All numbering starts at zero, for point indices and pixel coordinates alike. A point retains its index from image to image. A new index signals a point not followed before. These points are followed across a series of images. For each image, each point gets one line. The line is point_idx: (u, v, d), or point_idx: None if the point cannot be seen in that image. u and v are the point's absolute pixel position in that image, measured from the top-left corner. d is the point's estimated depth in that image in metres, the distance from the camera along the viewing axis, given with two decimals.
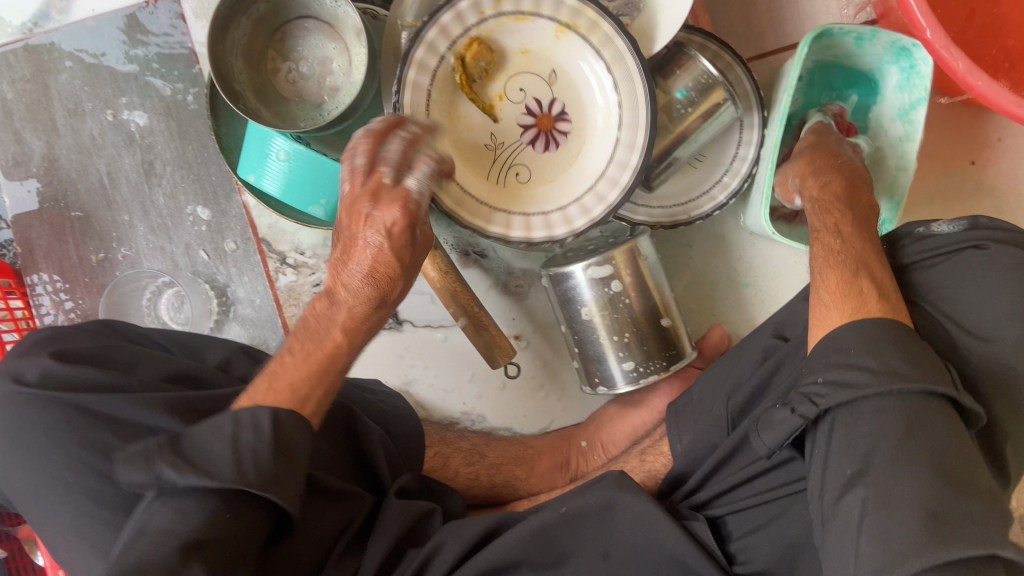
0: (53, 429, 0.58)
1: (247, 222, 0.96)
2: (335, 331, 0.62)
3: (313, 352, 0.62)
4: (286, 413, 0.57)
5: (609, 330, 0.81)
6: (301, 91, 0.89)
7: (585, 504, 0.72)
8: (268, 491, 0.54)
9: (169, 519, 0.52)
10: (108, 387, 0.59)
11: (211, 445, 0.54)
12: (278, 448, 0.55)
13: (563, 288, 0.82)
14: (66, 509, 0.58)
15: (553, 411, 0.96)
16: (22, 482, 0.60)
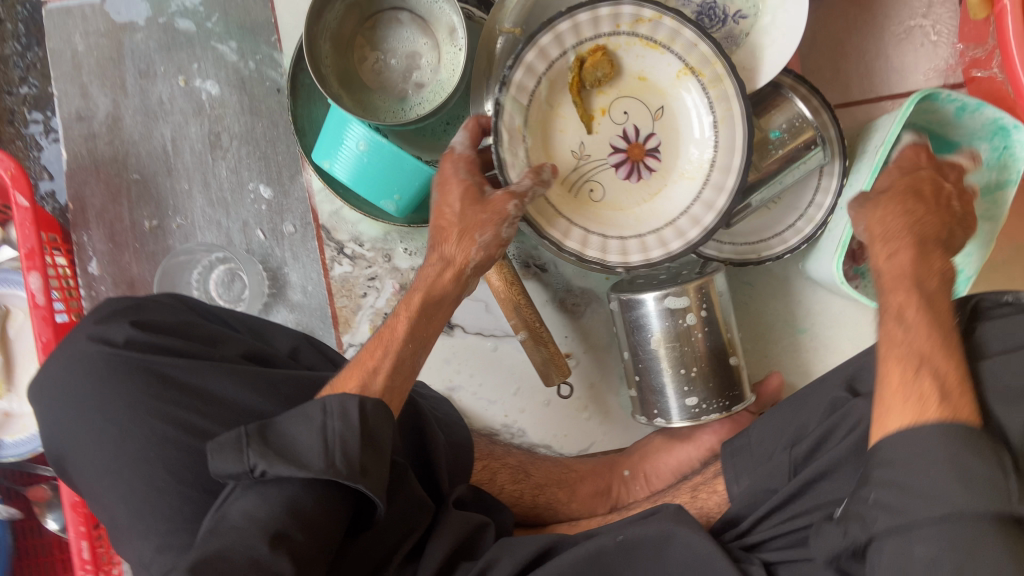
0: (124, 403, 0.60)
1: (308, 207, 0.94)
2: (405, 321, 0.65)
3: (389, 341, 0.64)
4: (372, 405, 0.56)
5: (675, 364, 0.83)
6: (385, 82, 0.88)
7: (641, 534, 0.71)
8: (360, 483, 0.53)
9: (252, 506, 0.53)
10: (181, 366, 0.61)
11: (302, 432, 0.54)
12: (365, 441, 0.54)
13: (632, 315, 0.83)
14: (128, 486, 0.58)
15: (594, 433, 0.96)
16: (86, 453, 0.61)
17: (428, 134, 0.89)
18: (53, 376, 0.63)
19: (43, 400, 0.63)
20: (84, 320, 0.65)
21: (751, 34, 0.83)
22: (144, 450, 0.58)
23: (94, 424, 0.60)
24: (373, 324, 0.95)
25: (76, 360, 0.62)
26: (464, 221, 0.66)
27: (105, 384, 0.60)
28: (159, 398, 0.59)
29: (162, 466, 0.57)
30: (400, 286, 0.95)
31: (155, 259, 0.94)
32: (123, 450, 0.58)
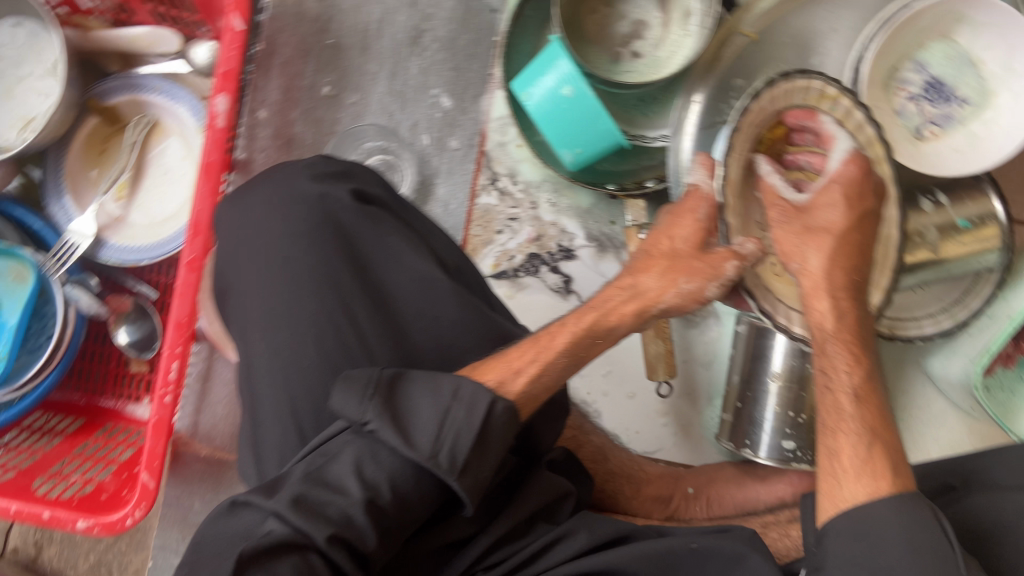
0: (308, 277, 0.60)
1: (479, 130, 0.95)
2: (569, 333, 0.61)
3: (544, 349, 0.59)
4: (502, 407, 0.55)
5: (787, 405, 0.85)
6: (605, 40, 0.88)
7: (717, 547, 0.69)
8: (455, 481, 0.52)
9: (345, 469, 0.54)
10: (377, 260, 0.62)
11: (425, 407, 0.54)
12: (479, 442, 0.53)
13: (759, 344, 0.86)
14: (277, 355, 0.60)
15: (664, 440, 0.96)
16: (249, 298, 0.62)
17: (620, 103, 0.89)
18: (250, 208, 0.63)
19: (233, 226, 0.63)
20: (299, 167, 0.63)
21: (969, 122, 0.83)
22: (309, 325, 0.60)
23: (271, 279, 0.61)
24: (497, 262, 0.95)
25: (280, 206, 0.62)
26: (675, 262, 0.62)
27: (300, 244, 0.61)
28: (341, 284, 0.60)
29: (319, 351, 0.59)
30: (536, 236, 0.95)
31: (319, 126, 0.94)
32: (291, 315, 0.60)
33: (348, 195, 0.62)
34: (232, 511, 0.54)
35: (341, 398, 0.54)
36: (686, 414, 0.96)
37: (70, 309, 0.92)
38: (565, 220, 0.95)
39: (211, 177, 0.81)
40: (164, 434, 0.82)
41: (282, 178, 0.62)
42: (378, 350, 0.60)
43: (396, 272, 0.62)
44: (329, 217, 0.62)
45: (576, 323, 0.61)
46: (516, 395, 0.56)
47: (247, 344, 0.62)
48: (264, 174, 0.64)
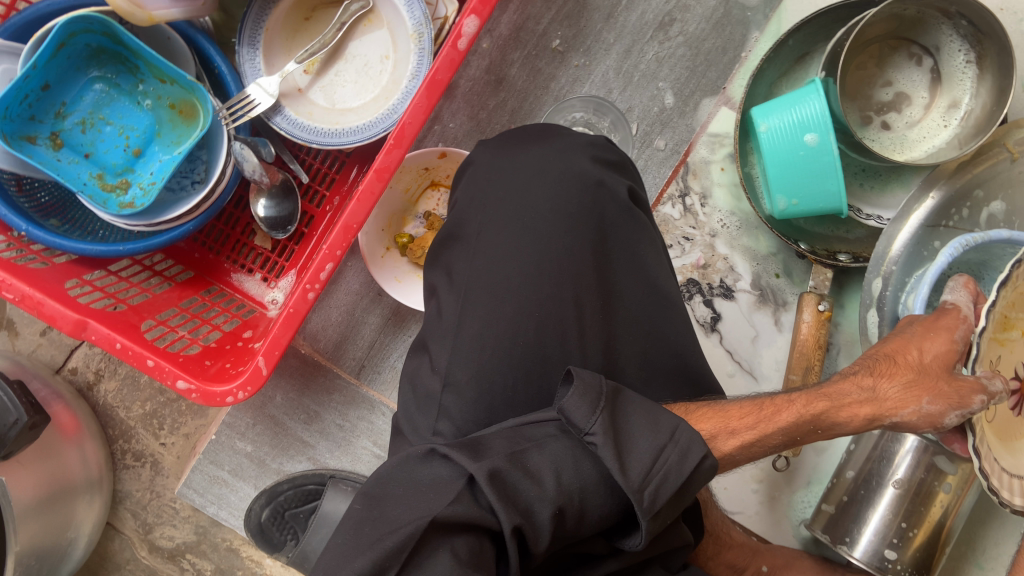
0: (557, 258, 0.60)
1: (689, 139, 0.91)
2: (796, 412, 0.62)
3: (767, 420, 0.61)
4: (710, 466, 0.56)
5: (900, 514, 0.81)
6: (862, 101, 0.84)
7: None
8: (645, 520, 0.54)
9: (546, 465, 0.55)
10: (624, 263, 0.63)
11: (643, 438, 0.56)
12: (677, 491, 0.55)
13: (886, 448, 0.84)
14: (497, 322, 0.59)
15: (748, 505, 0.94)
16: (483, 253, 0.61)
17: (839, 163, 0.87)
18: (523, 165, 0.62)
19: (497, 174, 0.63)
20: (583, 146, 0.64)
21: None
22: (540, 305, 0.59)
23: (519, 243, 0.60)
24: None
25: (556, 175, 0.62)
26: (922, 377, 0.61)
27: (562, 222, 0.60)
28: (586, 275, 0.60)
29: (540, 333, 0.60)
30: (703, 263, 0.92)
31: (536, 76, 0.90)
32: (526, 289, 0.60)
33: (623, 193, 0.63)
34: (427, 460, 0.56)
35: (573, 401, 0.56)
36: (777, 488, 0.94)
37: (229, 163, 0.88)
38: (737, 258, 0.92)
39: (431, 94, 0.77)
40: (293, 326, 0.80)
41: (569, 151, 0.63)
42: (593, 353, 0.61)
43: (631, 283, 0.63)
44: (598, 205, 0.62)
45: (806, 408, 0.62)
46: (723, 454, 0.59)
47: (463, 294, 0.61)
48: (543, 137, 0.65)
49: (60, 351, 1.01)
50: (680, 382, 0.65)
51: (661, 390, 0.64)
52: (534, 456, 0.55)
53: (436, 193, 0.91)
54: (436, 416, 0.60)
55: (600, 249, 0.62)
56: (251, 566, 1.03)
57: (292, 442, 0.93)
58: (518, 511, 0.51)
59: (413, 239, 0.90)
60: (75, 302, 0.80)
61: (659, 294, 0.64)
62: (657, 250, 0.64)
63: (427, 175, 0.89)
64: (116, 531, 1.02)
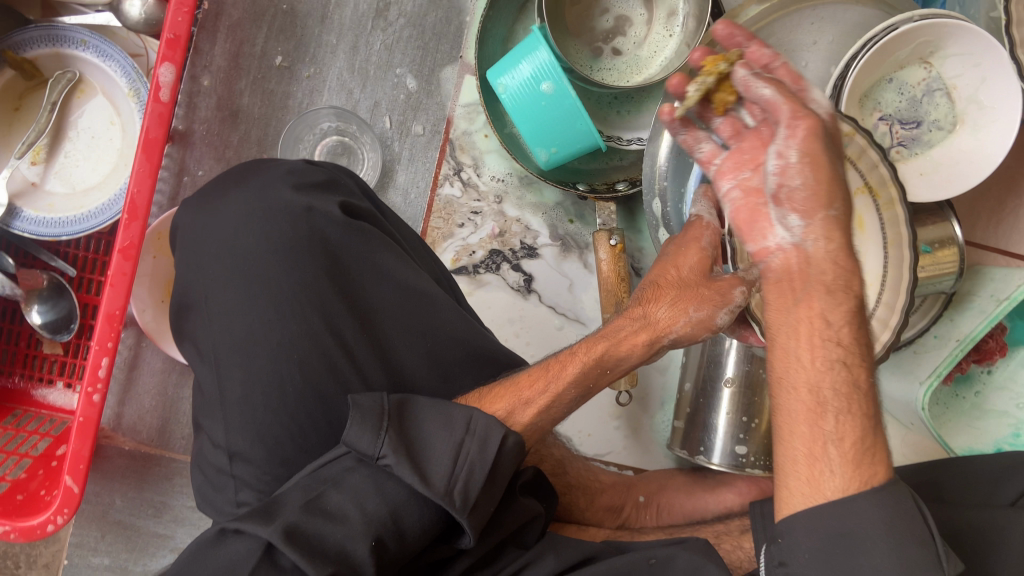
0: (292, 296, 0.57)
1: (444, 117, 0.90)
2: (581, 361, 0.63)
3: (556, 377, 0.62)
4: (513, 443, 0.53)
5: (739, 409, 0.84)
6: (587, 34, 0.84)
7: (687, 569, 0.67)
8: (466, 519, 0.50)
9: (347, 501, 0.50)
10: (368, 276, 0.60)
11: (439, 439, 0.52)
12: (489, 479, 0.52)
13: (713, 352, 0.86)
14: (256, 381, 0.57)
15: (615, 443, 0.96)
16: (221, 318, 0.58)
17: (592, 98, 0.87)
18: (225, 216, 0.60)
19: (205, 234, 0.60)
20: (281, 175, 0.61)
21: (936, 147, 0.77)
22: (289, 347, 0.57)
23: (246, 295, 0.58)
24: (457, 257, 0.91)
25: (260, 214, 0.59)
26: (683, 291, 0.61)
27: (281, 262, 0.58)
28: (327, 301, 0.58)
29: (300, 376, 0.57)
30: (498, 231, 0.91)
31: (271, 99, 0.88)
32: (271, 338, 0.57)
33: (337, 209, 0.61)
34: (221, 542, 0.49)
35: (354, 430, 0.52)
36: (637, 418, 0.96)
37: None
38: (529, 216, 0.91)
39: (150, 154, 0.74)
40: (90, 435, 0.75)
41: (269, 186, 0.61)
42: (365, 377, 0.58)
43: (383, 290, 0.61)
44: (315, 231, 0.59)
45: (588, 354, 0.63)
46: (524, 425, 0.59)
47: (212, 362, 0.58)
48: (242, 178, 0.62)
49: None
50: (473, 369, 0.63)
51: (458, 381, 0.62)
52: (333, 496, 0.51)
53: None
54: (235, 490, 0.58)
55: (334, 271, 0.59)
56: None
57: (148, 540, 0.88)
58: (326, 559, 0.47)
59: None
60: None
61: (415, 291, 0.61)
62: (396, 253, 0.62)
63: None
64: None
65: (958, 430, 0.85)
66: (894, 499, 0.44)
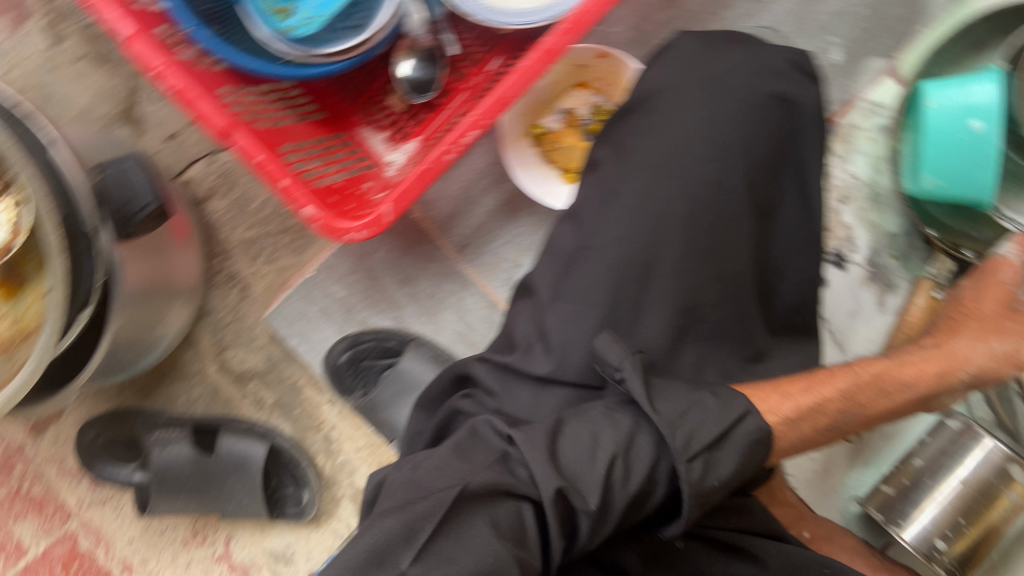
0: (726, 147, 0.69)
1: (844, 101, 0.90)
2: (850, 378, 0.68)
3: (821, 385, 0.66)
4: (751, 420, 0.59)
5: (960, 508, 0.82)
6: None
7: None
8: (683, 463, 0.55)
9: (585, 436, 0.56)
10: (772, 177, 0.72)
11: (677, 394, 0.59)
12: (719, 442, 0.57)
13: (960, 446, 0.85)
14: (662, 184, 0.67)
15: (800, 470, 0.96)
16: (671, 119, 0.70)
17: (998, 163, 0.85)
18: (728, 62, 0.72)
19: (705, 60, 0.72)
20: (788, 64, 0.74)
21: None
22: (715, 181, 0.68)
23: (709, 124, 0.69)
24: None
25: (756, 78, 0.72)
26: (983, 322, 0.73)
27: (743, 119, 0.70)
28: (760, 172, 0.70)
29: (708, 206, 0.68)
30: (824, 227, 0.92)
31: None
32: (691, 166, 0.68)
33: (803, 117, 0.73)
34: (463, 455, 0.56)
35: (607, 342, 0.62)
36: (834, 462, 0.95)
37: (392, 18, 0.89)
38: (859, 231, 0.91)
39: None
40: (426, 182, 0.81)
41: (775, 70, 0.73)
42: (740, 239, 0.69)
43: (786, 205, 0.74)
44: (777, 120, 0.72)
45: (863, 372, 0.68)
46: (780, 414, 0.62)
47: (648, 146, 0.69)
48: (750, 43, 0.75)
49: (180, 160, 1.02)
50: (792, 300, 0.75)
51: (777, 304, 0.74)
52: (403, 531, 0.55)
53: (580, 91, 0.90)
54: (573, 266, 0.68)
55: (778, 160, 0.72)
56: (309, 407, 1.07)
57: (384, 299, 0.96)
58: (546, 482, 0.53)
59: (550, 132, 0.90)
60: (225, 110, 0.81)
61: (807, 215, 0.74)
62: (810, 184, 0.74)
63: (576, 73, 0.88)
64: (192, 344, 1.06)
65: None
66: None
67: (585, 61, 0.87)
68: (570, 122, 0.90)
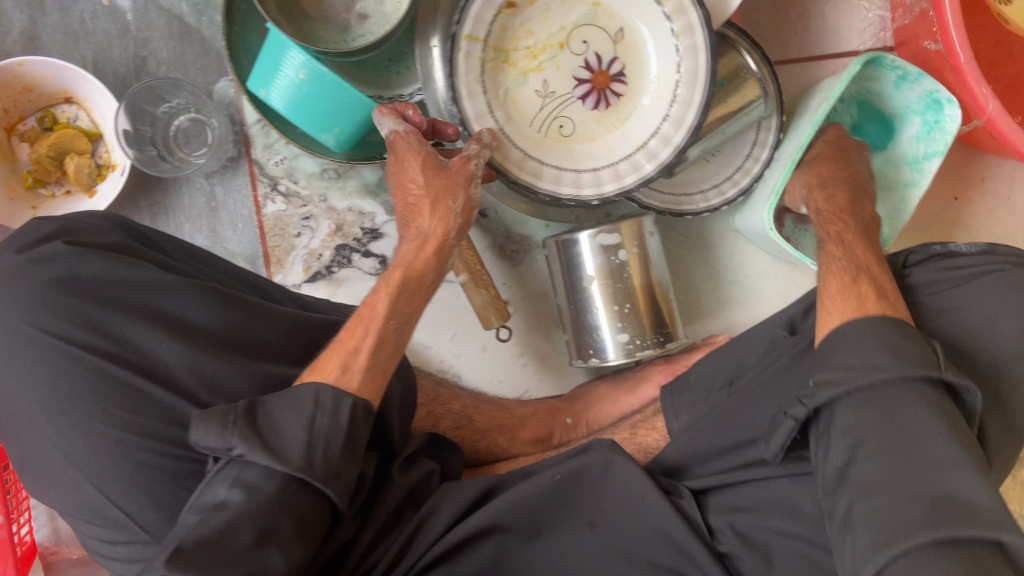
0: (76, 364, 0.57)
1: (241, 141, 0.90)
2: (386, 295, 0.62)
3: (371, 318, 0.61)
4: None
5: (612, 299, 0.83)
6: (326, 11, 0.85)
7: (579, 466, 0.68)
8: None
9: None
10: (125, 310, 0.58)
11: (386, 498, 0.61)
12: None
13: (568, 254, 0.84)
14: (88, 444, 0.56)
15: (529, 379, 0.96)
16: (19, 390, 0.57)
17: (368, 69, 0.88)
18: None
19: None
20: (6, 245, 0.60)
21: None
22: (81, 358, 0.57)
23: (18, 354, 0.57)
24: (307, 265, 0.92)
25: (28, 295, 0.58)
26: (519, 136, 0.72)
27: (45, 317, 0.57)
28: (124, 337, 0.58)
29: (107, 385, 0.56)
30: (336, 227, 0.92)
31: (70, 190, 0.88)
32: (76, 395, 0.56)
33: (67, 249, 0.59)
34: None
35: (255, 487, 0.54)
36: (542, 347, 0.96)
37: None
38: (359, 202, 0.92)
39: None
40: None
41: (35, 265, 0.59)
42: (155, 350, 0.57)
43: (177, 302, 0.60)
44: (71, 277, 0.58)
45: (387, 287, 0.62)
46: (365, 369, 0.58)
47: (26, 427, 0.57)
48: None
49: None
50: (284, 331, 0.65)
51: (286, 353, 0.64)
52: (270, 406, 0.53)
53: (18, 136, 0.87)
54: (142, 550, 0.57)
55: (92, 307, 0.58)
56: None
57: None
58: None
59: (41, 175, 0.86)
60: None
61: (207, 308, 0.60)
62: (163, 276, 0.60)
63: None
64: None
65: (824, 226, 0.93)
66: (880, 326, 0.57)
67: None
68: (36, 159, 0.85)
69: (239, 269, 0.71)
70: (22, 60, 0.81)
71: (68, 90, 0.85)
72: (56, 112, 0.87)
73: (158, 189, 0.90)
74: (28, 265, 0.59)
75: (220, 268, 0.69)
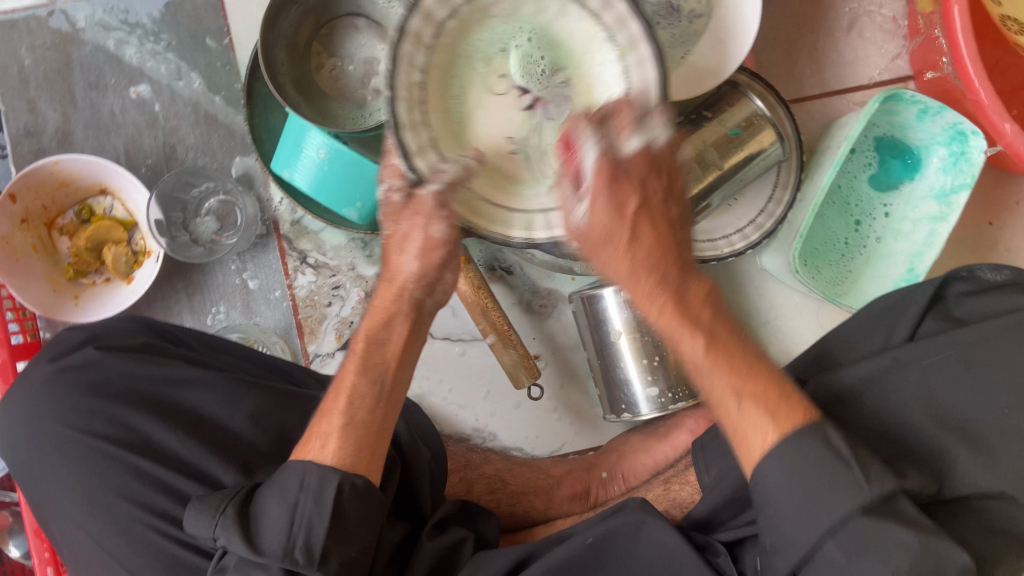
0: (102, 462, 0.61)
1: (270, 218, 0.93)
2: (398, 337, 0.60)
3: (346, 380, 0.59)
4: None
5: (640, 352, 0.83)
6: (343, 89, 0.87)
7: (609, 525, 0.65)
8: None
9: None
10: (151, 405, 0.63)
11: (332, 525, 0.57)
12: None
13: (594, 310, 0.85)
14: (119, 546, 0.60)
15: (566, 433, 0.95)
16: (66, 492, 0.62)
17: (387, 139, 0.90)
18: (28, 408, 0.65)
19: (31, 434, 0.65)
20: (37, 358, 0.68)
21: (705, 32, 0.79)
22: (115, 457, 0.61)
23: (56, 458, 0.63)
24: (339, 333, 0.93)
25: (62, 405, 0.64)
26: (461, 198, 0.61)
27: (81, 419, 0.63)
28: (150, 430, 0.62)
29: (138, 479, 0.60)
30: (365, 294, 0.93)
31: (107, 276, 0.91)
32: (102, 497, 0.60)
33: (95, 354, 0.65)
34: None
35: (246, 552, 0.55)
36: (577, 398, 0.96)
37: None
38: None
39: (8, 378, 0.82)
40: None
41: (68, 370, 0.65)
42: (174, 445, 0.61)
43: (199, 394, 0.64)
44: (98, 383, 0.64)
45: (383, 329, 0.60)
46: (339, 452, 0.55)
47: (67, 533, 0.62)
48: (27, 380, 0.67)
49: None
50: (304, 415, 0.66)
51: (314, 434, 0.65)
52: (262, 493, 0.55)
53: (58, 231, 0.91)
54: None
55: (114, 412, 0.63)
56: None
57: None
58: None
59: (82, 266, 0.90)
60: None
61: (225, 397, 0.64)
62: (183, 369, 0.65)
63: (30, 228, 0.88)
64: None
65: (854, 261, 0.91)
66: (834, 478, 0.49)
67: (22, 209, 0.86)
68: (75, 252, 0.89)
69: (269, 357, 0.74)
70: (57, 158, 0.84)
71: (103, 183, 0.89)
72: (92, 205, 0.91)
73: (192, 271, 0.93)
74: (62, 372, 0.66)
75: (250, 356, 0.73)
